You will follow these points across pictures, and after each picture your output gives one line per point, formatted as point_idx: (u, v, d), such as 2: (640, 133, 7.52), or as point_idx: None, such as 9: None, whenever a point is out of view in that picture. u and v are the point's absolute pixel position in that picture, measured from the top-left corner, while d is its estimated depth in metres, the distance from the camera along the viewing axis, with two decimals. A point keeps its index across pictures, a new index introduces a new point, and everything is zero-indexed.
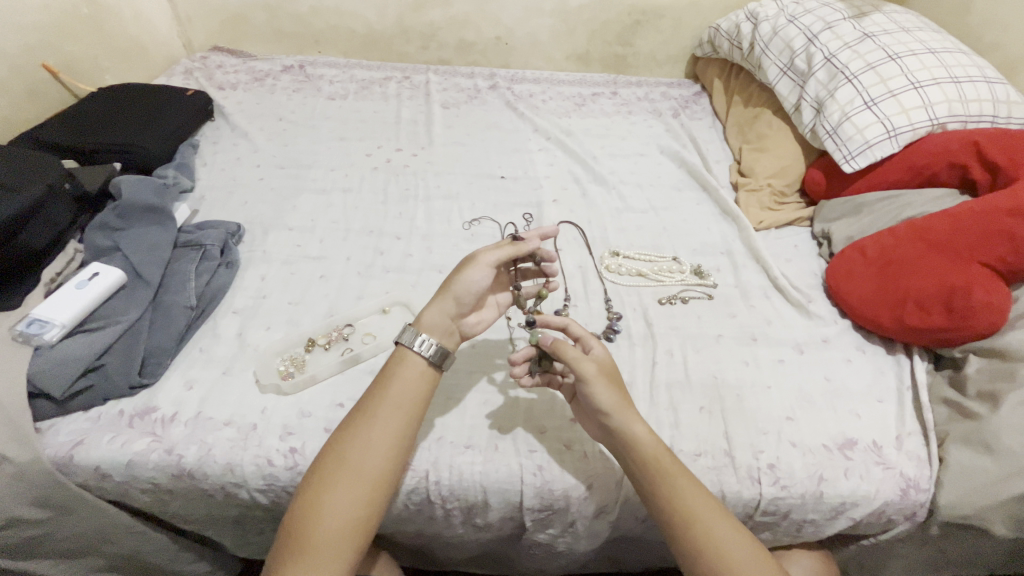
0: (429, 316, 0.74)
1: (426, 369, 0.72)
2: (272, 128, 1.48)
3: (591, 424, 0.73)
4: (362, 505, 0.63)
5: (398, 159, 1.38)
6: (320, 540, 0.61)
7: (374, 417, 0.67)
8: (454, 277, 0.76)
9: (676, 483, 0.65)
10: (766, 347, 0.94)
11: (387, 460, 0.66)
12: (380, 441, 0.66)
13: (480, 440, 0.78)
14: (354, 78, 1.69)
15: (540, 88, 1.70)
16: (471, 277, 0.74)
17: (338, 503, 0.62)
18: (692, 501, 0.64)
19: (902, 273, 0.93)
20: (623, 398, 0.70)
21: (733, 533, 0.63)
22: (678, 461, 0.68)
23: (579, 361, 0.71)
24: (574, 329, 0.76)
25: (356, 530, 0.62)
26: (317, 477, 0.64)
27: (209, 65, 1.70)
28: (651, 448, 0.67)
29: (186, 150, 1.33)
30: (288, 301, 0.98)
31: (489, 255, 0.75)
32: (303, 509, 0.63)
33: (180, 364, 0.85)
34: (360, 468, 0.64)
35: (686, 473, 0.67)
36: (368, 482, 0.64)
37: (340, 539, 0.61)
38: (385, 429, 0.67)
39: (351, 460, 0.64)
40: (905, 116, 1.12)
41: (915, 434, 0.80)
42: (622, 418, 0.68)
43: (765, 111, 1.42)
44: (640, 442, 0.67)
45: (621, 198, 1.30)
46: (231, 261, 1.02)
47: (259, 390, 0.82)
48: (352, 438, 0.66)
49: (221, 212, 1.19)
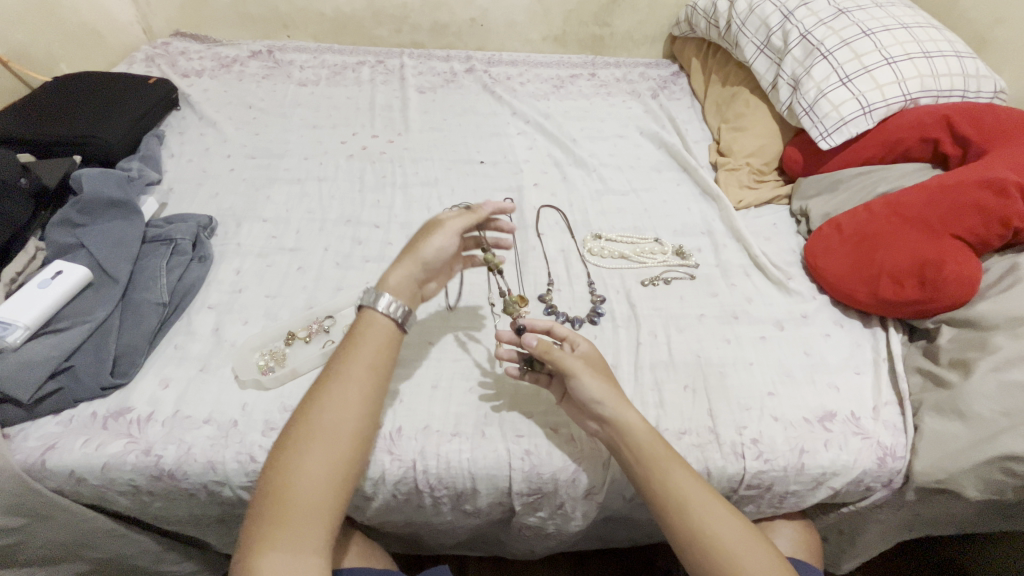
0: (396, 274, 0.73)
1: (389, 326, 0.69)
2: (241, 117, 1.43)
3: (583, 419, 0.74)
4: (339, 468, 0.59)
5: (374, 146, 1.35)
6: (298, 511, 0.56)
7: (344, 378, 0.64)
8: (419, 240, 0.76)
9: (667, 471, 0.66)
10: (747, 325, 0.96)
11: (362, 420, 0.62)
12: (353, 400, 0.62)
13: (466, 427, 0.77)
14: (325, 63, 1.64)
15: (517, 70, 1.67)
16: (437, 241, 0.76)
17: (313, 471, 0.58)
18: (686, 487, 0.65)
19: (876, 248, 0.95)
20: (613, 384, 0.73)
21: (728, 518, 0.63)
22: (669, 448, 0.69)
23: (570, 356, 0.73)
24: (559, 330, 0.78)
25: (337, 496, 0.58)
26: (288, 446, 0.59)
27: (171, 52, 1.63)
28: (645, 434, 0.69)
29: (151, 141, 1.28)
30: (265, 295, 0.95)
31: (453, 223, 0.78)
32: (274, 482, 0.57)
33: (154, 362, 0.82)
34: (335, 430, 0.60)
35: (680, 461, 0.67)
36: (344, 444, 0.60)
37: (321, 506, 0.57)
38: (357, 393, 0.63)
39: (324, 427, 0.60)
40: (880, 92, 1.13)
41: (891, 404, 0.82)
42: (613, 408, 0.70)
43: (742, 89, 1.42)
44: (633, 431, 0.68)
45: (602, 179, 1.30)
46: (204, 255, 0.99)
47: (238, 386, 0.80)
48: (324, 402, 0.62)
49: (190, 204, 1.15)
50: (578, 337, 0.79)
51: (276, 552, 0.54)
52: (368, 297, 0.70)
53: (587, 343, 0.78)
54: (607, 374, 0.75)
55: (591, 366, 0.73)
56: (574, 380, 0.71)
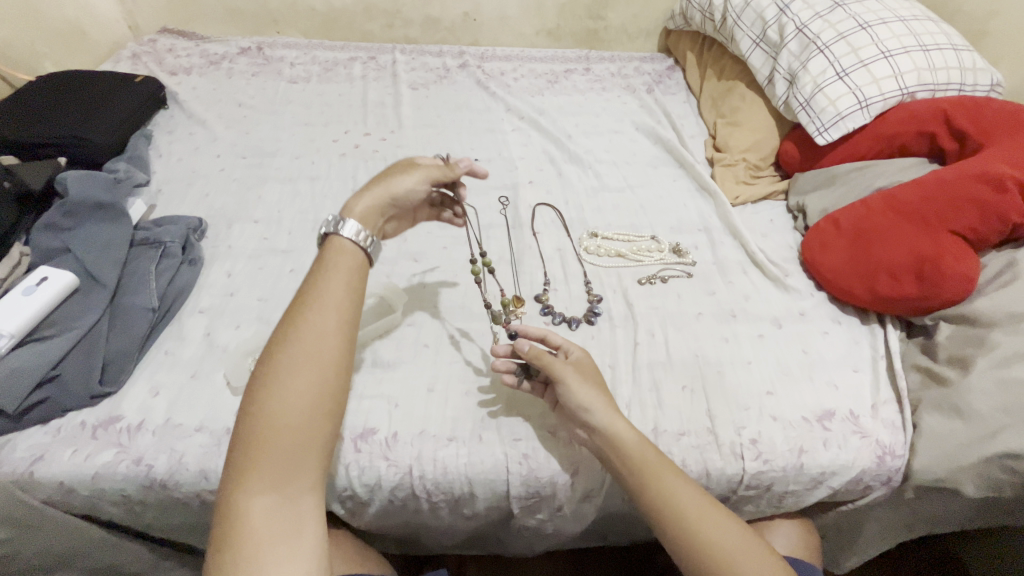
0: (365, 204, 0.73)
1: (355, 254, 0.69)
2: (231, 115, 1.40)
3: (573, 427, 0.73)
4: (317, 399, 0.59)
5: (367, 144, 1.33)
6: (279, 442, 0.57)
7: (314, 314, 0.63)
8: (392, 178, 0.76)
9: (662, 480, 0.65)
10: (745, 323, 0.95)
11: (335, 353, 0.62)
12: (325, 335, 0.62)
13: (463, 431, 0.76)
14: (316, 59, 1.62)
15: (511, 66, 1.65)
16: (410, 182, 0.76)
17: (297, 399, 0.58)
18: (683, 496, 0.65)
19: (873, 244, 0.94)
20: (604, 393, 0.71)
21: (725, 524, 0.63)
22: (664, 457, 0.68)
23: (562, 365, 0.72)
24: (553, 338, 0.77)
25: (317, 427, 0.59)
26: (268, 376, 0.59)
27: (159, 49, 1.60)
28: (637, 445, 0.67)
29: (139, 141, 1.25)
30: (257, 298, 0.94)
31: (428, 168, 0.79)
32: (249, 417, 0.58)
33: (145, 369, 0.81)
34: (308, 363, 0.61)
35: (671, 467, 0.67)
36: (319, 377, 0.60)
37: (302, 437, 0.58)
38: (333, 322, 0.63)
39: (304, 355, 0.60)
40: (877, 86, 1.12)
41: (889, 402, 0.82)
42: (605, 418, 0.69)
43: (738, 84, 1.41)
44: (623, 440, 0.67)
45: (597, 176, 1.28)
46: (194, 258, 0.97)
47: (231, 393, 0.78)
48: (301, 332, 0.62)
49: (180, 205, 1.13)
50: (572, 345, 0.77)
51: (261, 480, 0.56)
52: (337, 224, 0.70)
53: (581, 350, 0.76)
54: (599, 383, 0.74)
55: (582, 375, 0.72)
56: (565, 388, 0.70)
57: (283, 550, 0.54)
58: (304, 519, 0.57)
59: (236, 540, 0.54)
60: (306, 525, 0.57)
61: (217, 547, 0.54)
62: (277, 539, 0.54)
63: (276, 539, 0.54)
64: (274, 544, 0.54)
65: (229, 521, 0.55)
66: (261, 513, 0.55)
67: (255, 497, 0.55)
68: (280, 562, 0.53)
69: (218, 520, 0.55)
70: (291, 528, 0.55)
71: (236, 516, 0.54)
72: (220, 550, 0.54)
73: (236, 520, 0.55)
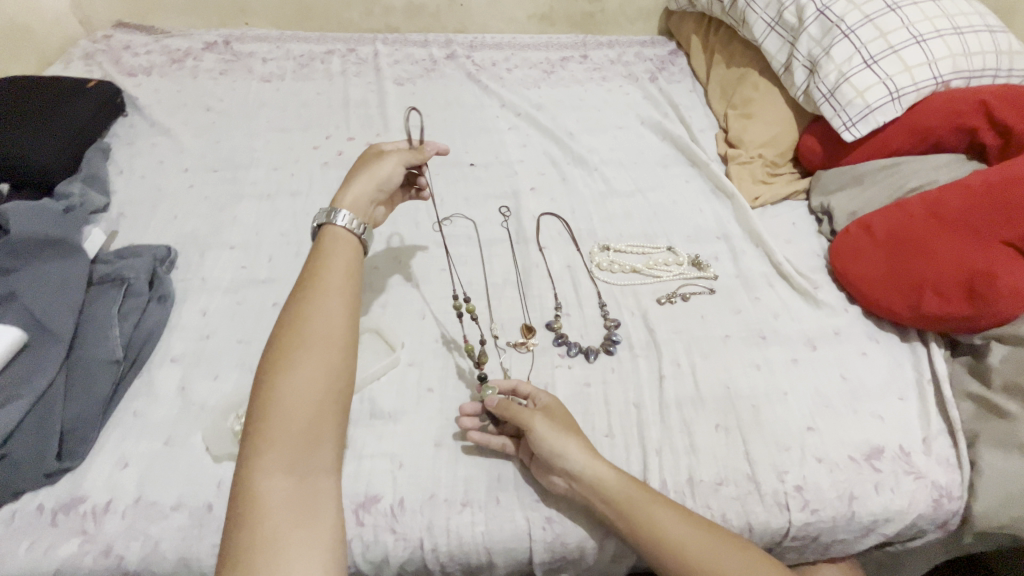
0: (355, 193, 0.75)
1: (352, 243, 0.71)
2: (198, 121, 1.27)
3: (549, 477, 0.67)
4: (327, 382, 0.60)
5: (351, 151, 1.21)
6: (291, 426, 0.56)
7: (319, 295, 0.64)
8: (371, 166, 0.79)
9: (652, 517, 0.62)
10: (776, 346, 0.87)
11: (342, 339, 0.63)
12: (330, 319, 0.63)
13: (478, 493, 0.68)
14: (290, 54, 1.47)
15: (503, 55, 1.53)
16: (388, 167, 0.79)
17: (309, 374, 0.59)
18: (679, 532, 0.61)
19: (915, 255, 0.86)
20: (578, 434, 0.68)
21: (738, 561, 0.60)
22: (650, 491, 0.65)
23: (529, 414, 0.68)
24: (523, 387, 0.74)
25: (330, 410, 0.59)
26: (279, 355, 0.60)
27: (114, 46, 1.44)
28: (620, 485, 0.64)
29: (95, 156, 1.12)
30: (237, 340, 0.84)
31: (401, 151, 0.81)
32: (261, 398, 0.58)
33: (111, 435, 0.71)
34: (316, 348, 0.61)
35: (659, 498, 0.64)
36: (328, 361, 0.60)
37: (316, 412, 0.58)
38: (337, 300, 0.65)
39: (312, 332, 0.61)
40: (909, 74, 1.02)
41: (942, 435, 0.75)
42: (583, 463, 0.64)
43: (750, 71, 1.30)
44: (605, 482, 0.64)
45: (604, 179, 1.18)
46: (163, 294, 0.87)
47: (213, 460, 0.69)
48: (308, 311, 0.63)
49: (145, 231, 1.01)
50: (542, 391, 0.74)
51: (275, 464, 0.55)
52: (333, 215, 0.72)
53: (550, 396, 0.73)
54: (574, 427, 0.69)
55: (552, 420, 0.68)
56: (534, 438, 0.66)
57: (301, 534, 0.53)
58: (320, 504, 0.56)
59: (251, 530, 0.52)
60: (322, 510, 0.56)
61: (231, 536, 0.53)
62: (294, 523, 0.53)
63: (293, 523, 0.53)
64: (291, 528, 0.53)
65: (244, 509, 0.53)
66: (277, 496, 0.54)
67: (270, 480, 0.54)
68: (298, 545, 0.52)
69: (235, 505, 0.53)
70: (306, 511, 0.54)
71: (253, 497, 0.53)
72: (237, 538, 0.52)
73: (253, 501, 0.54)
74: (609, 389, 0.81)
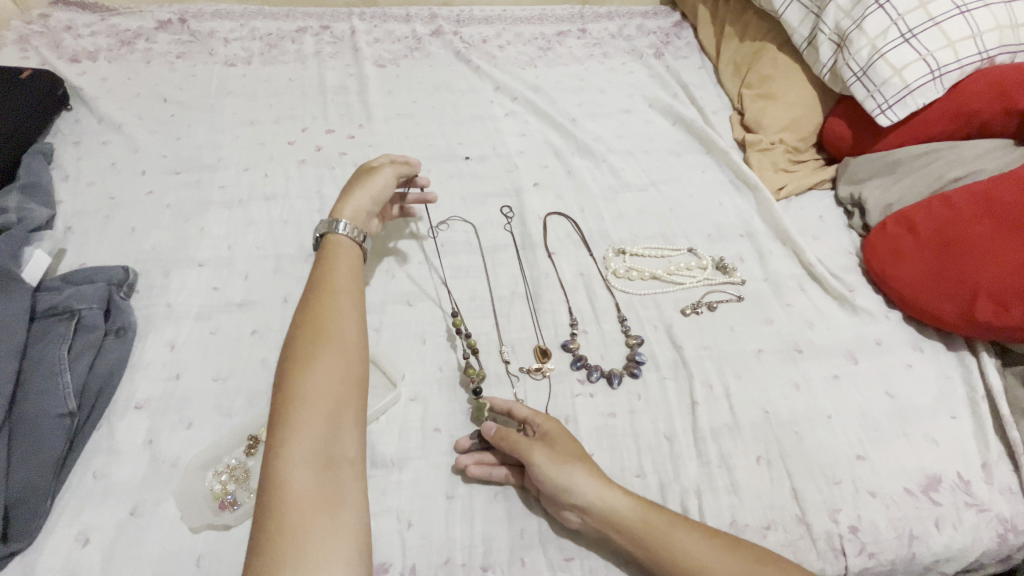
0: (353, 202, 0.76)
1: (348, 243, 0.72)
2: (154, 115, 1.12)
3: (559, 510, 0.61)
4: (346, 373, 0.59)
5: (331, 146, 1.08)
6: (313, 414, 0.55)
7: (332, 296, 0.66)
8: (367, 177, 0.79)
9: (678, 548, 0.55)
10: (815, 360, 0.79)
11: (355, 334, 0.63)
12: (344, 315, 0.64)
13: (499, 555, 0.61)
14: (255, 33, 1.31)
15: (494, 30, 1.38)
16: (384, 179, 0.80)
17: (329, 364, 0.59)
18: (710, 562, 0.54)
19: (964, 256, 0.77)
20: (585, 460, 0.61)
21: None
22: (671, 514, 0.58)
23: (527, 445, 0.62)
24: (518, 410, 0.67)
25: (348, 401, 0.58)
26: (299, 351, 0.60)
27: (52, 28, 1.27)
28: (638, 515, 0.57)
29: (34, 159, 0.98)
30: (211, 378, 0.73)
31: (395, 167, 0.82)
32: (283, 391, 0.57)
33: (68, 504, 0.62)
34: (332, 341, 0.61)
35: (681, 520, 0.58)
36: (343, 353, 0.60)
37: (338, 401, 0.57)
38: (348, 300, 0.66)
39: (329, 328, 0.62)
40: (952, 50, 0.92)
41: (1002, 459, 0.69)
42: (591, 494, 0.58)
43: (767, 45, 1.18)
44: (619, 511, 0.58)
45: (614, 171, 1.07)
46: (122, 326, 0.75)
47: (190, 529, 0.61)
48: (323, 309, 0.64)
49: (98, 248, 0.89)
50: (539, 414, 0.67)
51: (299, 452, 0.53)
52: (332, 223, 0.73)
53: (550, 419, 0.66)
54: (578, 451, 0.62)
55: (554, 449, 0.61)
56: (534, 470, 0.60)
57: (328, 522, 0.50)
58: (346, 493, 0.53)
59: (277, 520, 0.49)
60: (348, 499, 0.53)
61: (258, 529, 0.50)
62: (321, 512, 0.50)
63: (320, 511, 0.50)
64: (317, 515, 0.50)
65: (269, 501, 0.51)
66: (302, 484, 0.52)
67: (295, 468, 0.52)
68: (326, 533, 0.49)
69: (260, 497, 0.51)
70: (333, 499, 0.52)
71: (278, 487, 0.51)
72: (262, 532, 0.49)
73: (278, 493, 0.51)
74: (637, 419, 0.73)
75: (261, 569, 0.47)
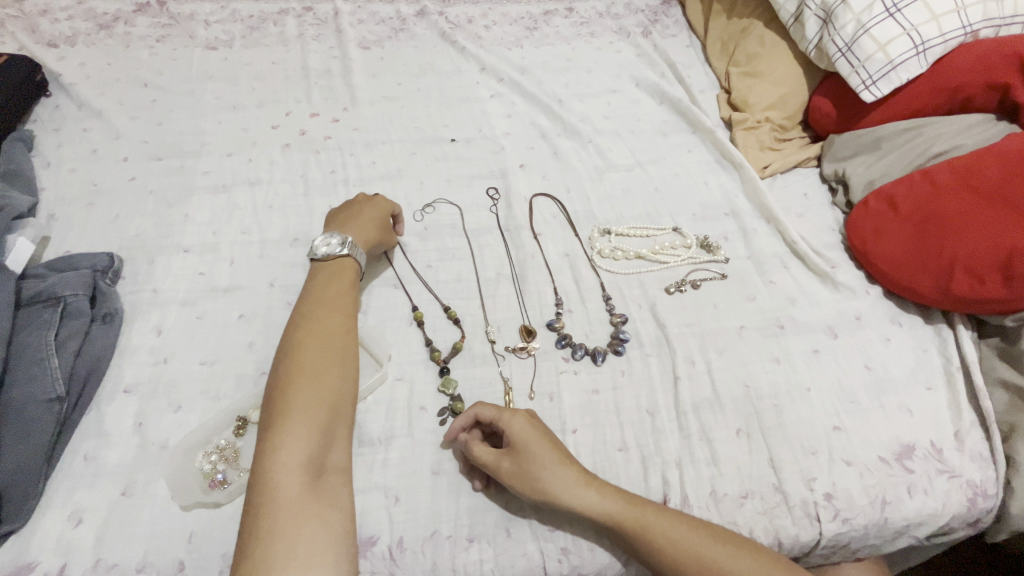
0: (365, 240, 0.79)
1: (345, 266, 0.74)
2: (135, 100, 1.11)
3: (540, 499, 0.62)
4: (340, 385, 0.61)
5: (315, 129, 1.07)
6: (308, 422, 0.57)
7: (330, 308, 0.68)
8: (386, 234, 0.82)
9: (653, 528, 0.57)
10: (795, 336, 0.80)
11: (350, 348, 0.65)
12: (341, 328, 0.66)
13: (484, 528, 0.63)
14: (237, 15, 1.29)
15: (480, 10, 1.35)
16: (383, 230, 0.82)
17: (328, 376, 0.61)
18: (684, 536, 0.57)
19: (943, 231, 0.78)
20: (558, 453, 0.61)
21: (753, 566, 0.55)
22: (646, 503, 0.60)
23: (491, 460, 0.62)
24: (484, 415, 0.64)
25: (343, 411, 0.60)
26: (297, 359, 0.62)
27: (27, 11, 1.24)
28: (613, 502, 0.59)
29: (14, 146, 0.97)
30: (199, 362, 0.74)
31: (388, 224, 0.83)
32: (281, 397, 0.59)
33: (60, 487, 0.63)
34: (328, 354, 0.63)
35: (656, 510, 0.59)
36: (339, 366, 0.62)
37: (334, 411, 0.59)
38: (344, 313, 0.68)
39: (327, 339, 0.64)
40: (936, 24, 0.91)
41: (974, 428, 0.71)
42: (565, 493, 0.59)
43: (754, 21, 1.17)
44: (595, 503, 0.59)
45: (600, 151, 1.06)
46: (108, 312, 0.76)
47: (180, 508, 0.62)
48: (320, 321, 0.66)
49: (82, 236, 0.89)
50: (506, 413, 0.64)
51: (292, 458, 0.55)
52: (349, 248, 0.75)
53: (515, 419, 0.63)
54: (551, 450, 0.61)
55: (521, 461, 0.61)
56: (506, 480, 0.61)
57: (318, 526, 0.53)
58: (335, 498, 0.55)
59: (271, 521, 0.51)
60: (337, 505, 0.55)
61: (250, 527, 0.52)
62: (311, 515, 0.53)
63: (310, 515, 0.53)
64: (308, 518, 0.52)
65: (261, 503, 0.52)
66: (294, 488, 0.54)
67: (287, 474, 0.54)
68: (316, 537, 0.52)
69: (254, 496, 0.53)
70: (323, 503, 0.54)
71: (272, 489, 0.53)
72: (254, 531, 0.51)
73: (270, 494, 0.53)
74: (620, 395, 0.74)
75: (253, 567, 0.49)
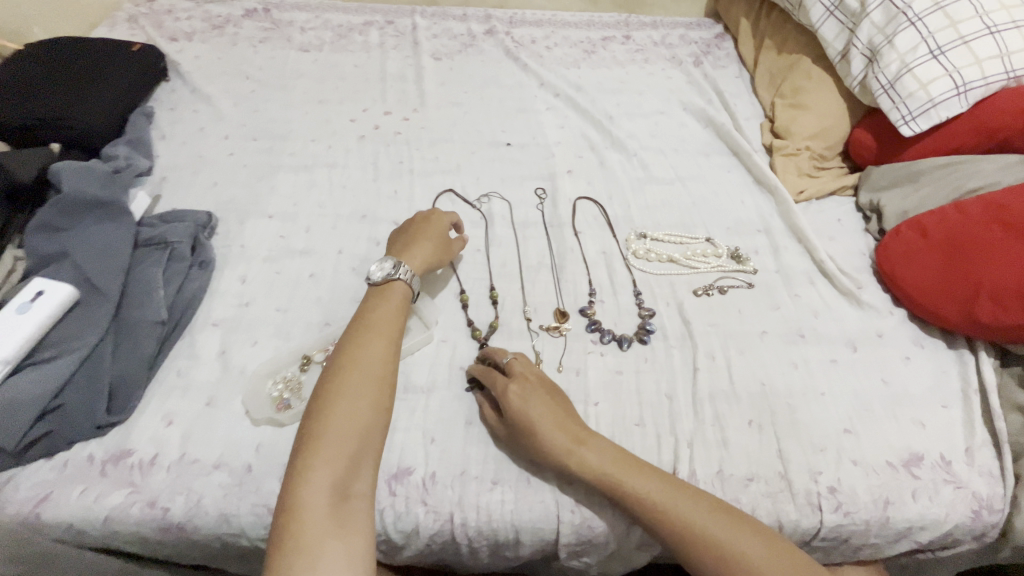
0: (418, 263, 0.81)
1: (400, 289, 0.76)
2: (237, 90, 1.27)
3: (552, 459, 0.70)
4: (373, 414, 0.63)
5: (387, 125, 1.20)
6: (337, 448, 0.59)
7: (369, 335, 0.70)
8: (442, 252, 0.85)
9: (654, 496, 0.62)
10: (815, 346, 0.85)
11: (387, 375, 0.67)
12: (378, 356, 0.68)
13: (508, 474, 0.70)
14: (329, 24, 1.46)
15: (544, 32, 1.48)
16: (439, 253, 0.85)
17: (360, 401, 0.63)
18: (682, 507, 0.61)
19: (972, 261, 0.81)
20: (561, 415, 0.67)
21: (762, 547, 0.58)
22: (648, 472, 0.64)
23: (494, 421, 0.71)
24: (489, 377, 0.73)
25: (372, 438, 0.62)
26: (332, 384, 0.64)
27: (156, 10, 1.45)
28: (620, 468, 0.64)
29: (139, 119, 1.14)
30: (274, 309, 0.85)
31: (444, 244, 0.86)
32: (314, 421, 0.61)
33: (156, 393, 0.75)
34: (364, 381, 0.65)
35: (655, 477, 0.64)
36: (373, 393, 0.64)
37: (362, 438, 0.61)
38: (383, 338, 0.70)
39: (363, 365, 0.66)
40: (978, 68, 0.96)
41: (986, 446, 0.73)
42: (567, 456, 0.65)
43: (802, 58, 1.24)
44: (598, 468, 0.64)
45: (643, 165, 1.15)
46: (205, 260, 0.89)
47: (251, 423, 0.72)
48: (360, 347, 0.68)
49: (185, 197, 1.03)
50: (502, 380, 0.71)
51: (320, 483, 0.57)
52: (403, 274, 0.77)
53: (509, 386, 0.70)
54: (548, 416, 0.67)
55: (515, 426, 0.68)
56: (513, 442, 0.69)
57: (340, 549, 0.54)
58: (358, 523, 0.56)
59: (293, 541, 0.53)
60: (359, 530, 0.56)
61: (276, 543, 0.54)
62: (333, 539, 0.54)
63: (331, 538, 0.54)
64: (329, 539, 0.54)
65: (287, 522, 0.54)
66: (319, 511, 0.55)
67: (313, 497, 0.56)
68: (335, 562, 0.52)
69: (282, 514, 0.55)
70: (345, 528, 0.55)
71: (297, 508, 0.55)
72: (279, 548, 0.53)
73: (295, 514, 0.55)
74: (642, 378, 0.80)
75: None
